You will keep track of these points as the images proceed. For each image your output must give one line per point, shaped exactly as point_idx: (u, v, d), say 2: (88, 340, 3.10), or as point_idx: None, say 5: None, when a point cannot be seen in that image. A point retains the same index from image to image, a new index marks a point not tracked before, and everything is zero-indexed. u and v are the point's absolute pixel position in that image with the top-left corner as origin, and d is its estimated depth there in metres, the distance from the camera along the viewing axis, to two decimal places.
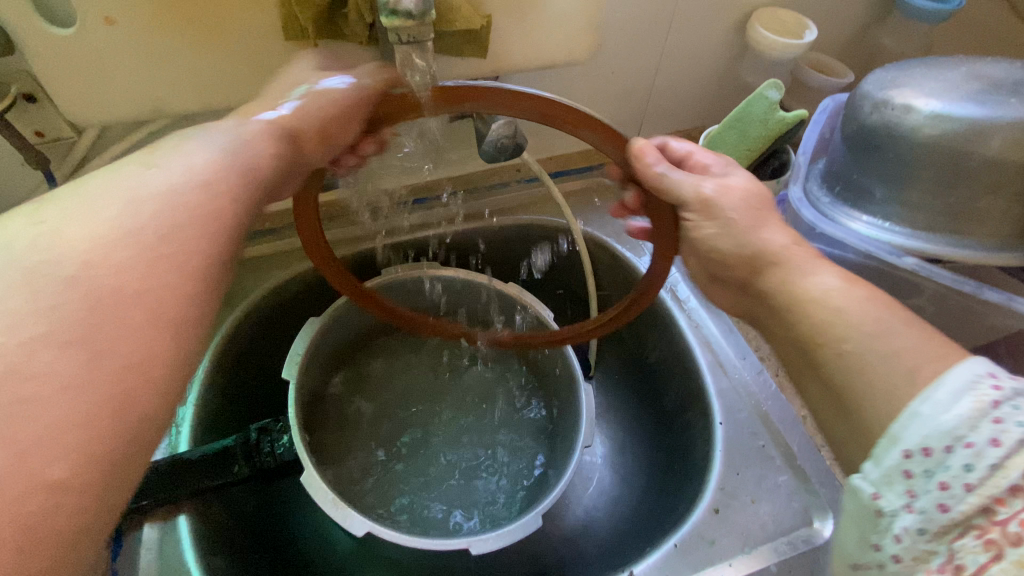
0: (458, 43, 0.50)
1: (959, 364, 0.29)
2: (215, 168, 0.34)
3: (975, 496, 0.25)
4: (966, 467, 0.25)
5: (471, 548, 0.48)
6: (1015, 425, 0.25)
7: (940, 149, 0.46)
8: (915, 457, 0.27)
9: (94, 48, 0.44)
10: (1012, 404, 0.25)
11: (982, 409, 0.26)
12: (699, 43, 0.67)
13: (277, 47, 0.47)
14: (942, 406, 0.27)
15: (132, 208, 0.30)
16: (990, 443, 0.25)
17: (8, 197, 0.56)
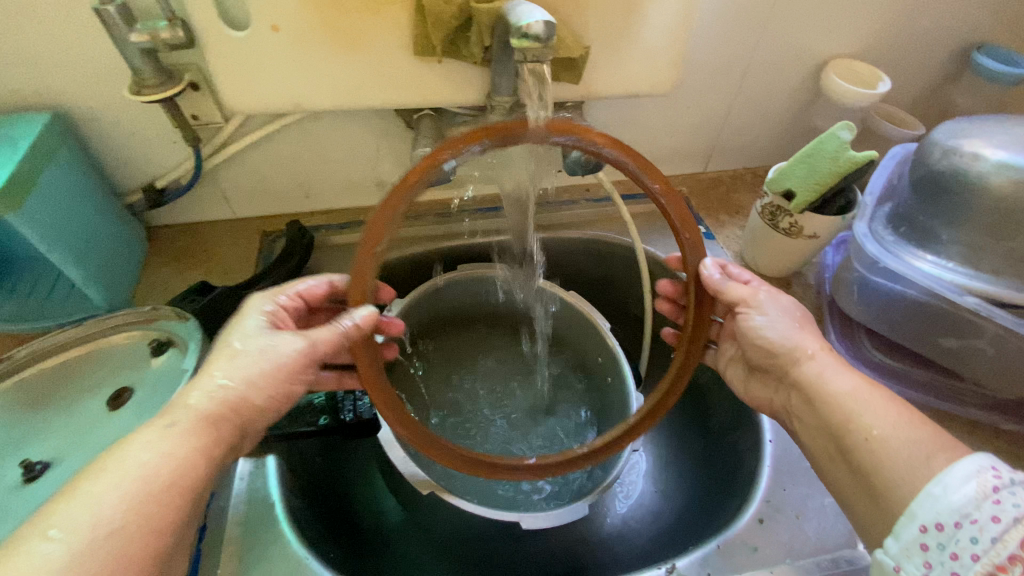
0: (558, 70, 0.57)
1: (964, 457, 0.34)
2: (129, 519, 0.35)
3: (980, 565, 0.30)
4: (972, 540, 0.31)
5: (520, 522, 0.51)
6: (1012, 505, 0.31)
7: (1007, 195, 0.49)
8: (929, 532, 0.33)
9: (260, 49, 0.53)
10: (1009, 489, 0.31)
11: (986, 492, 0.32)
12: (773, 87, 0.71)
13: (404, 61, 0.55)
14: (951, 487, 0.33)
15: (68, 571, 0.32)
16: (992, 519, 0.31)
17: (156, 168, 0.65)
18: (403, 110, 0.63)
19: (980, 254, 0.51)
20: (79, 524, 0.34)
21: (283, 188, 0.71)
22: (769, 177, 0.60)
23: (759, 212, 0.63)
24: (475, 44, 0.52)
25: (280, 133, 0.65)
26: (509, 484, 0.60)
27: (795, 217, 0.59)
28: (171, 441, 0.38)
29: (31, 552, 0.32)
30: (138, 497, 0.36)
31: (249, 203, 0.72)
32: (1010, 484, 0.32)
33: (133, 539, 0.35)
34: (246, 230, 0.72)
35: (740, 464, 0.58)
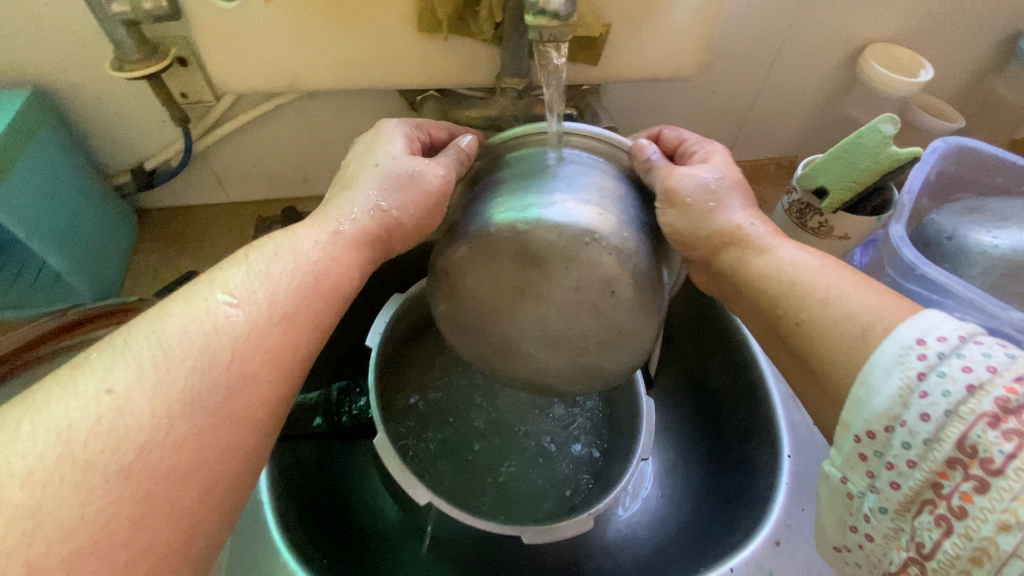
0: (575, 49, 0.52)
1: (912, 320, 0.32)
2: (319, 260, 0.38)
3: (919, 471, 0.29)
4: (905, 446, 0.29)
5: (524, 536, 0.49)
6: (939, 396, 0.29)
7: None
8: (864, 441, 0.31)
9: (251, 22, 0.49)
10: (936, 373, 0.29)
11: (910, 385, 0.30)
12: (805, 74, 0.66)
13: (408, 36, 0.50)
14: (877, 389, 0.31)
15: (202, 360, 0.32)
16: (920, 420, 0.29)
17: (145, 148, 0.62)
18: (407, 91, 0.59)
19: (1021, 268, 0.49)
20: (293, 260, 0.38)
21: (278, 171, 0.67)
22: (801, 172, 0.55)
23: (785, 209, 0.59)
24: (485, 19, 0.48)
25: (276, 113, 0.61)
26: (516, 493, 0.56)
27: (825, 215, 0.55)
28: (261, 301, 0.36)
29: (212, 310, 0.34)
30: (212, 339, 0.32)
31: (244, 186, 0.68)
32: (958, 347, 0.30)
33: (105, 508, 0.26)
34: (240, 216, 0.69)
35: (755, 478, 0.55)
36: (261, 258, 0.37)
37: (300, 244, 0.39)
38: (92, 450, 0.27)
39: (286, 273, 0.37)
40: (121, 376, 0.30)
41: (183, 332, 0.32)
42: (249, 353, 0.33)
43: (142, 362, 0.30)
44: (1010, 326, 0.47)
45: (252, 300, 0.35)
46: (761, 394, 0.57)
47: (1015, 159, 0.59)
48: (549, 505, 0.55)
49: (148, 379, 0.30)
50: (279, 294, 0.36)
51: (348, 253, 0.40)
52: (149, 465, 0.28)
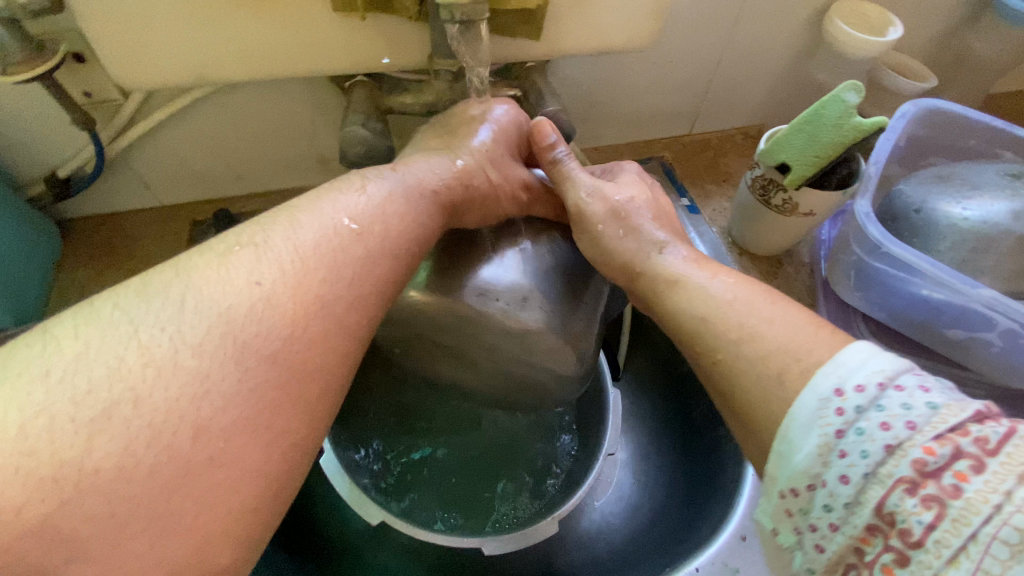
0: (512, 23, 0.47)
1: (844, 356, 0.29)
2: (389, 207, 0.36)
3: (841, 536, 0.26)
4: (827, 508, 0.26)
5: (483, 548, 0.47)
6: (858, 458, 0.25)
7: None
8: (790, 497, 0.28)
9: (143, 10, 0.43)
10: (855, 432, 0.26)
11: (829, 445, 0.26)
12: (768, 37, 0.62)
13: (325, 18, 0.46)
14: (796, 445, 0.28)
15: (302, 263, 0.31)
16: (840, 481, 0.26)
17: (56, 155, 0.56)
18: (335, 77, 0.53)
19: (991, 241, 0.46)
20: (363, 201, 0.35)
21: (208, 170, 0.62)
22: (762, 148, 0.52)
23: (749, 185, 0.56)
24: None
25: (195, 109, 0.56)
26: (477, 499, 0.54)
27: (789, 192, 0.52)
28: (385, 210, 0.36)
29: (330, 219, 0.33)
30: (333, 244, 0.32)
31: (172, 188, 0.63)
32: (878, 398, 0.26)
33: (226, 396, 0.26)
34: (172, 220, 0.64)
35: (721, 466, 0.53)
36: (356, 179, 0.37)
37: (417, 175, 0.40)
38: (248, 331, 0.28)
39: (374, 207, 0.35)
40: (268, 268, 0.30)
41: (314, 232, 0.32)
42: (310, 335, 0.29)
43: (268, 255, 0.31)
44: (978, 302, 0.45)
45: (363, 207, 0.35)
46: None
47: (987, 120, 0.56)
48: (512, 511, 0.54)
49: (287, 264, 0.30)
50: (383, 212, 0.35)
51: (412, 206, 0.37)
52: (278, 347, 0.28)
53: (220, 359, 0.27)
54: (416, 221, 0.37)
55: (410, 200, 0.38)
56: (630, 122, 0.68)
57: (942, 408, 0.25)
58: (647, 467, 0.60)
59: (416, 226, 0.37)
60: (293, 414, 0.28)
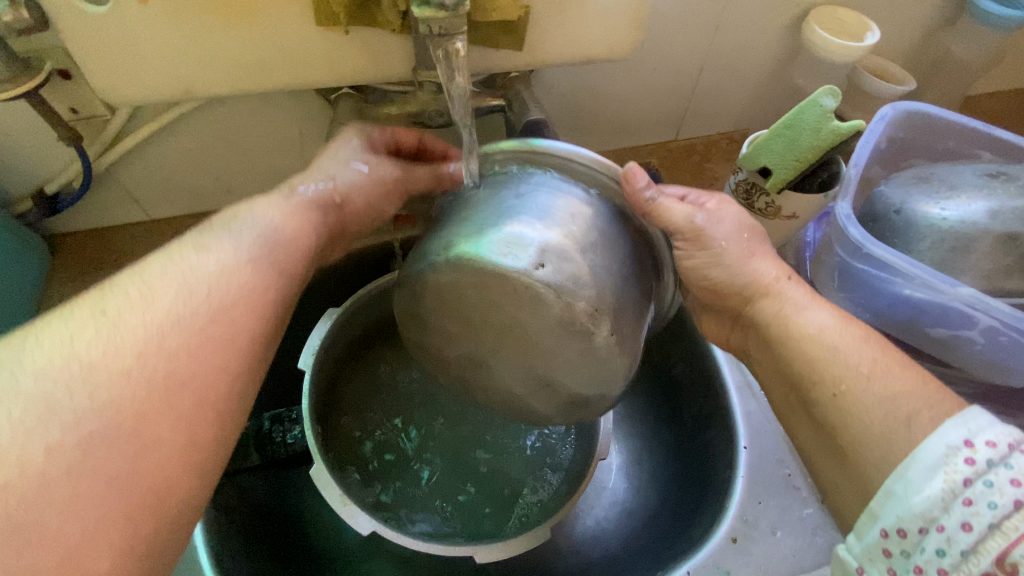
0: (495, 35, 0.48)
1: (973, 412, 0.29)
2: (252, 267, 0.36)
3: None
4: (939, 552, 0.26)
5: (475, 556, 0.47)
6: (985, 507, 0.26)
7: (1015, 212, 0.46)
8: (892, 537, 0.28)
9: (127, 28, 0.44)
10: (984, 481, 0.26)
11: (954, 489, 0.27)
12: (750, 42, 0.63)
13: (308, 32, 0.46)
14: (915, 487, 0.28)
15: (183, 295, 0.32)
16: (961, 528, 0.26)
17: (43, 171, 0.56)
18: (321, 89, 0.54)
19: (970, 240, 0.47)
20: (224, 253, 0.35)
21: (197, 184, 0.62)
22: (745, 152, 0.53)
23: (732, 189, 0.56)
24: (388, 8, 0.44)
25: (180, 123, 0.56)
26: (469, 506, 0.54)
27: (771, 196, 0.53)
28: (240, 251, 0.36)
29: (185, 258, 0.34)
30: (205, 280, 0.34)
31: (162, 203, 0.63)
32: (1008, 455, 0.27)
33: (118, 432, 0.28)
34: (161, 233, 0.64)
35: (712, 470, 0.53)
36: (227, 222, 0.38)
37: (264, 216, 0.39)
38: (105, 363, 0.29)
39: (253, 243, 0.37)
40: (114, 300, 0.31)
41: (193, 276, 0.34)
42: (194, 329, 0.32)
43: (153, 302, 0.32)
44: (958, 301, 0.46)
45: (249, 231, 0.37)
46: (716, 382, 0.56)
47: (966, 121, 0.57)
48: (506, 518, 0.54)
49: (139, 299, 0.32)
50: (267, 234, 0.38)
51: (293, 219, 0.39)
52: (145, 382, 0.29)
53: (75, 386, 0.28)
54: (299, 233, 0.39)
55: (293, 215, 0.40)
56: (616, 130, 0.69)
57: None
58: (640, 471, 0.60)
59: (298, 237, 0.39)
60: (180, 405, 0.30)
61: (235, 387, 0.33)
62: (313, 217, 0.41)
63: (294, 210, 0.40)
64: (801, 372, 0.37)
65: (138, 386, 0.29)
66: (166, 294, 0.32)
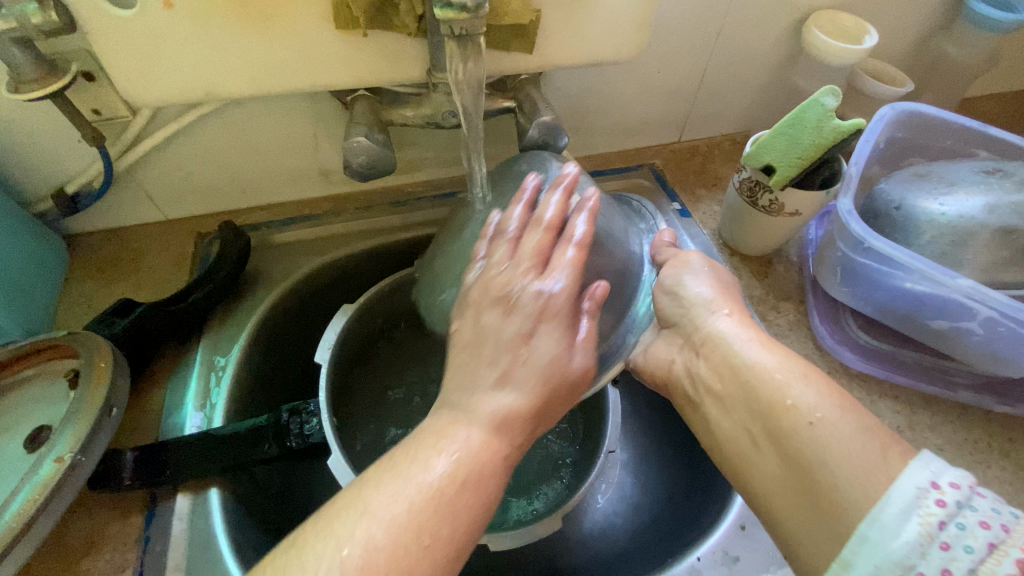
0: (507, 37, 0.50)
1: (924, 459, 0.33)
2: (456, 472, 0.34)
3: None
4: None
5: (489, 544, 0.48)
6: (959, 550, 0.28)
7: (1012, 207, 0.48)
8: None
9: (154, 31, 0.45)
10: (954, 524, 0.29)
11: (929, 534, 0.29)
12: (752, 45, 0.64)
13: (327, 35, 0.48)
14: (893, 532, 0.30)
15: (408, 511, 0.32)
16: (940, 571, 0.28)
17: (64, 171, 0.58)
18: (336, 91, 0.56)
19: (969, 234, 0.48)
20: (443, 465, 0.34)
21: (213, 184, 0.64)
22: (748, 150, 0.54)
23: (737, 187, 0.58)
24: (405, 11, 0.45)
25: (199, 124, 0.58)
26: None
27: (774, 193, 0.54)
28: (455, 455, 0.35)
29: (416, 473, 0.34)
30: (426, 508, 0.33)
31: (179, 203, 0.65)
32: (969, 497, 0.30)
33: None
34: (178, 232, 0.66)
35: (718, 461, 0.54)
36: (451, 444, 0.35)
37: (492, 402, 0.37)
38: (355, 566, 0.30)
39: (496, 409, 0.37)
40: (357, 524, 0.32)
41: (364, 524, 0.32)
42: (435, 480, 0.33)
43: (337, 562, 0.31)
44: (958, 293, 0.47)
45: (461, 449, 0.35)
46: None
47: (962, 121, 0.59)
48: (517, 508, 0.55)
49: (382, 546, 0.31)
50: (478, 441, 0.36)
51: (485, 443, 0.36)
52: (380, 568, 0.30)
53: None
54: (490, 465, 0.35)
55: (483, 438, 0.36)
56: (621, 131, 0.71)
57: (1017, 513, 0.30)
58: (647, 463, 0.61)
59: (489, 467, 0.35)
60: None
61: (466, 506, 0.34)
62: (498, 439, 0.36)
63: (479, 432, 0.36)
64: (761, 403, 0.41)
65: None
66: (381, 529, 0.32)
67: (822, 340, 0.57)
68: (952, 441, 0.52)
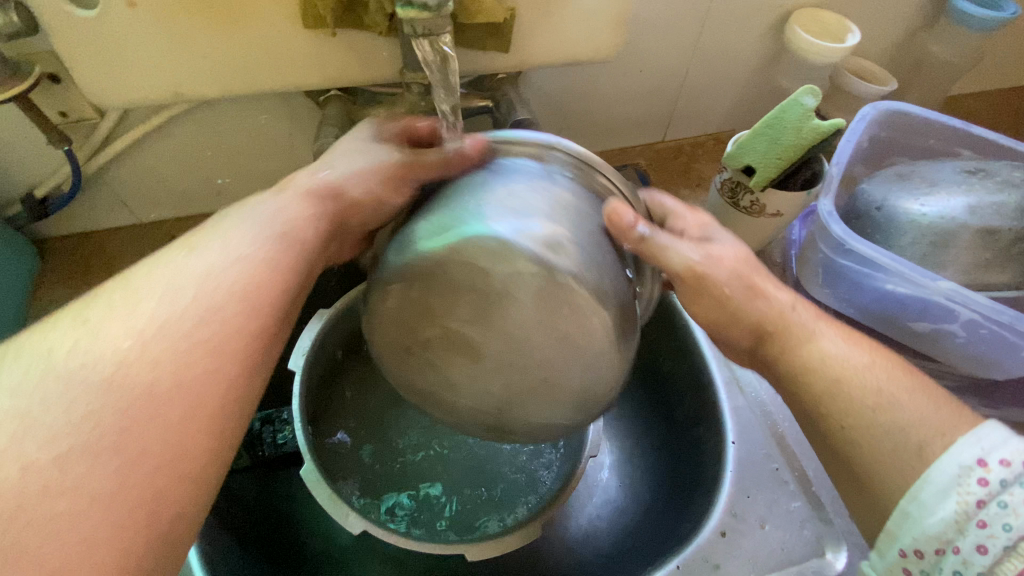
0: (481, 37, 0.49)
1: (983, 429, 0.32)
2: (237, 278, 0.33)
3: None
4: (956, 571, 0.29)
5: (467, 553, 0.47)
6: (1000, 530, 0.28)
7: (994, 207, 0.47)
8: (910, 557, 0.31)
9: (116, 31, 0.44)
10: (997, 503, 0.28)
11: (968, 511, 0.29)
12: (734, 43, 0.64)
13: (296, 34, 0.47)
14: (929, 508, 0.30)
15: (204, 286, 0.32)
16: (977, 550, 0.28)
17: (31, 175, 0.56)
18: (309, 91, 0.54)
19: (950, 235, 0.47)
20: (215, 254, 0.34)
21: (187, 187, 0.63)
22: (728, 151, 0.54)
23: (718, 188, 0.57)
24: (375, 10, 0.44)
25: (170, 126, 0.56)
26: (460, 504, 0.54)
27: (755, 194, 0.53)
28: (215, 273, 0.33)
29: (175, 268, 0.33)
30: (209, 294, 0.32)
31: (152, 206, 0.64)
32: (1021, 474, 0.29)
33: (173, 355, 0.29)
34: (152, 237, 0.64)
35: (700, 466, 0.54)
36: (206, 245, 0.35)
37: (276, 209, 0.38)
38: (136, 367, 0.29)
39: (273, 217, 0.38)
40: (134, 308, 0.31)
41: (221, 262, 0.34)
42: (218, 337, 0.31)
43: (181, 276, 0.32)
44: (939, 295, 0.46)
45: (224, 252, 0.34)
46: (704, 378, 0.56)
47: (945, 120, 0.58)
48: (498, 515, 0.54)
49: (161, 321, 0.30)
50: (285, 221, 0.37)
51: (296, 204, 0.39)
52: (172, 391, 0.29)
53: (81, 381, 0.27)
54: (305, 220, 0.39)
55: (294, 203, 0.39)
56: (604, 130, 0.70)
57: None
58: (631, 468, 0.60)
59: (306, 223, 0.39)
60: (194, 425, 0.29)
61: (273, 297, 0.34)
62: (316, 202, 0.40)
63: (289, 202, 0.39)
64: None
65: (144, 396, 0.28)
66: (153, 301, 0.31)
67: None
68: None
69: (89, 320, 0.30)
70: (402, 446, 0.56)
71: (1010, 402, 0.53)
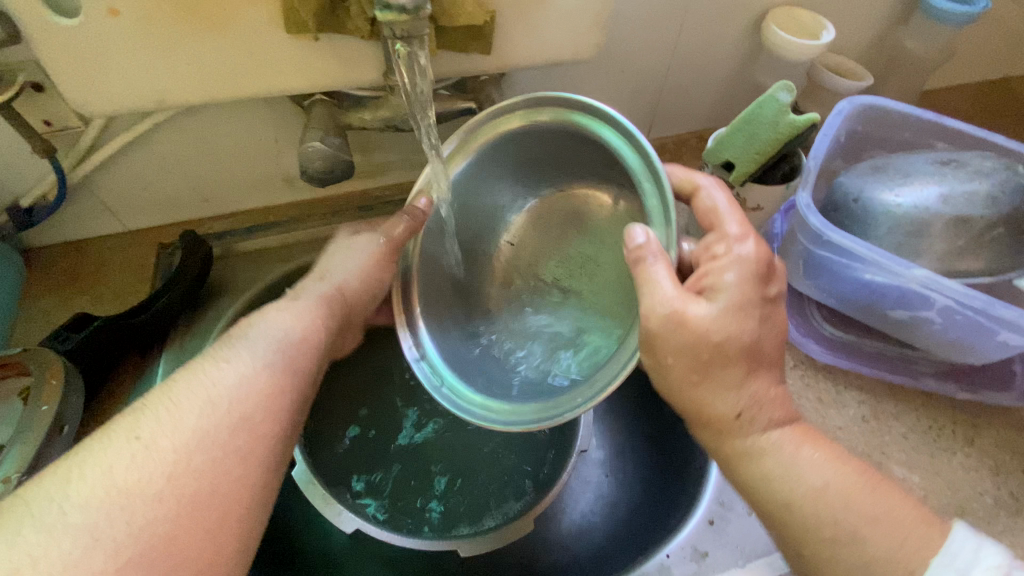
0: (463, 39, 0.49)
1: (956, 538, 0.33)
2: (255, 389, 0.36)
3: None
4: None
5: (459, 549, 0.47)
6: None
7: (966, 196, 0.48)
8: None
9: (98, 39, 0.44)
10: None
11: None
12: (713, 41, 0.65)
13: (278, 40, 0.47)
14: None
15: (207, 411, 0.34)
16: None
17: (16, 185, 0.56)
18: (294, 96, 0.55)
19: (924, 224, 0.49)
20: (243, 362, 0.38)
21: (175, 193, 0.63)
22: (707, 147, 0.55)
23: None
24: (356, 14, 0.45)
25: (155, 133, 0.57)
26: (452, 502, 0.55)
27: (736, 188, 0.54)
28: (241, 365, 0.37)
29: (206, 373, 0.36)
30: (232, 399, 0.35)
31: (140, 214, 0.64)
32: None
33: (221, 441, 0.34)
34: (141, 244, 0.64)
35: (689, 457, 0.54)
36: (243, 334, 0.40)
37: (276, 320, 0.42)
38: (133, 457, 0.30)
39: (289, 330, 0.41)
40: (147, 423, 0.33)
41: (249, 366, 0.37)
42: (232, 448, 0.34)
43: (203, 390, 0.35)
44: (915, 282, 0.48)
45: (248, 358, 0.38)
46: None
47: (920, 113, 0.59)
48: (490, 511, 0.54)
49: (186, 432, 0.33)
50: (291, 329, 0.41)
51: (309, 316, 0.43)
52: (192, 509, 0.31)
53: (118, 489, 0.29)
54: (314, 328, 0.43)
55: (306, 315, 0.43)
56: None
57: None
58: (623, 462, 0.61)
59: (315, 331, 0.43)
60: None
61: (287, 402, 0.38)
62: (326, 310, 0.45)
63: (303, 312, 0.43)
64: None
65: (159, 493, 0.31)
66: (192, 413, 0.34)
67: (788, 332, 0.57)
68: (915, 429, 0.53)
69: (139, 436, 0.32)
70: (394, 447, 0.57)
71: (988, 386, 0.54)
